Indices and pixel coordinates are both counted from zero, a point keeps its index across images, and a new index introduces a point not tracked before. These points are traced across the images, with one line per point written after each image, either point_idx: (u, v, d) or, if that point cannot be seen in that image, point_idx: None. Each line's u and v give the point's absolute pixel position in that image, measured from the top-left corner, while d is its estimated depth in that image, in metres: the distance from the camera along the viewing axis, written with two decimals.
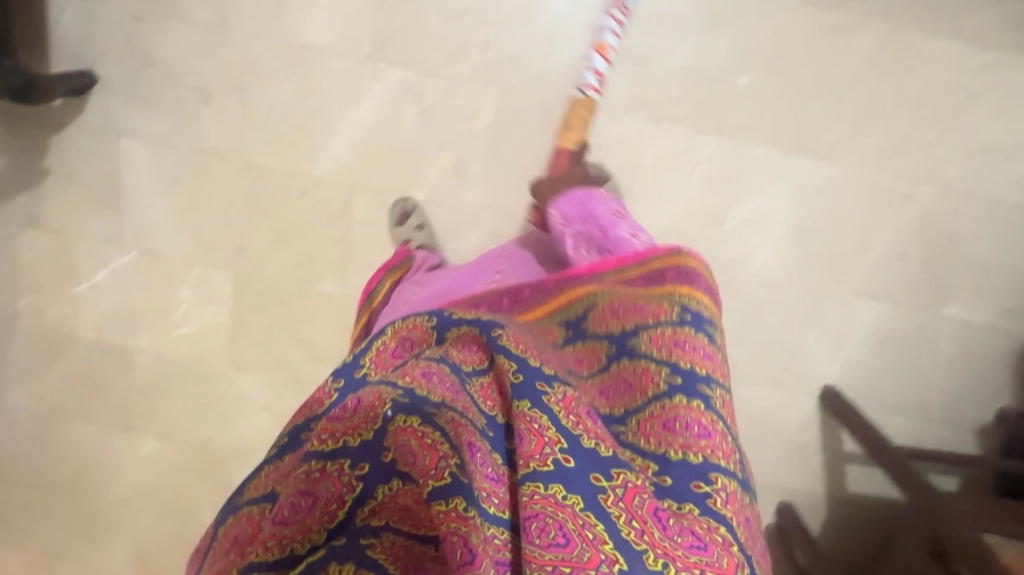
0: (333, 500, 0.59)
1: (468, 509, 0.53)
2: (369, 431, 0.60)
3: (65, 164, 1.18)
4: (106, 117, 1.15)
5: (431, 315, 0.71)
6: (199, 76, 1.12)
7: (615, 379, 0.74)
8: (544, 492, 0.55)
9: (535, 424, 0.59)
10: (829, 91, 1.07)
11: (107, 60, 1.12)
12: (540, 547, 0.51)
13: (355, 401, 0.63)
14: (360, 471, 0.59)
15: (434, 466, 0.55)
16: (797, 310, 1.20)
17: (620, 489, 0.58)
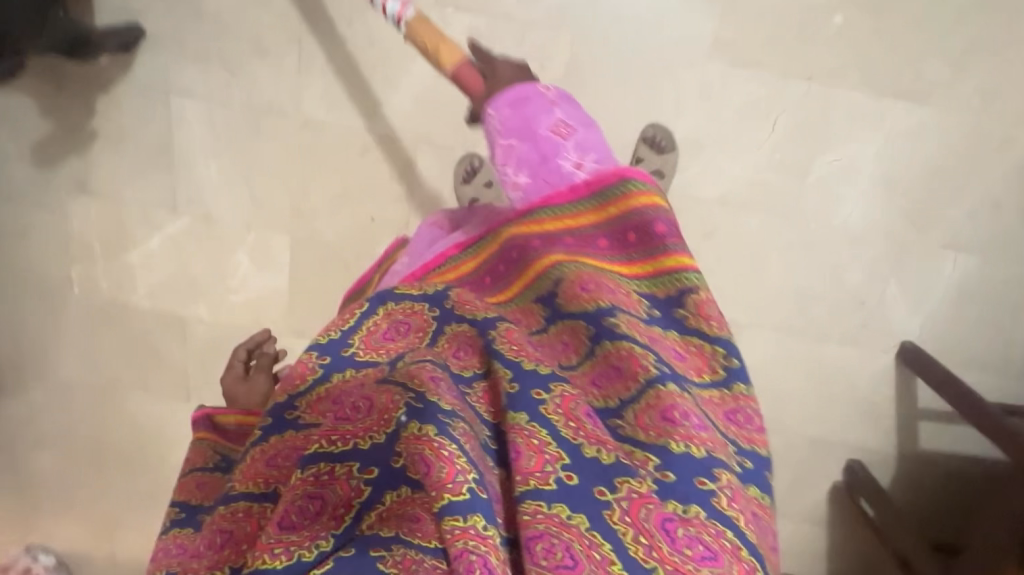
0: (341, 504, 0.46)
1: (487, 528, 0.42)
2: (385, 428, 0.49)
3: (114, 126, 1.13)
4: (156, 75, 1.09)
5: (433, 304, 0.66)
6: (254, 27, 1.06)
7: (601, 365, 0.59)
8: (549, 510, 0.46)
9: (533, 438, 0.50)
10: (924, 31, 1.01)
11: (156, 12, 1.06)
12: (547, 570, 0.43)
13: (364, 400, 0.53)
14: (370, 477, 0.47)
15: (452, 479, 0.43)
16: (879, 265, 1.16)
17: (626, 498, 0.48)
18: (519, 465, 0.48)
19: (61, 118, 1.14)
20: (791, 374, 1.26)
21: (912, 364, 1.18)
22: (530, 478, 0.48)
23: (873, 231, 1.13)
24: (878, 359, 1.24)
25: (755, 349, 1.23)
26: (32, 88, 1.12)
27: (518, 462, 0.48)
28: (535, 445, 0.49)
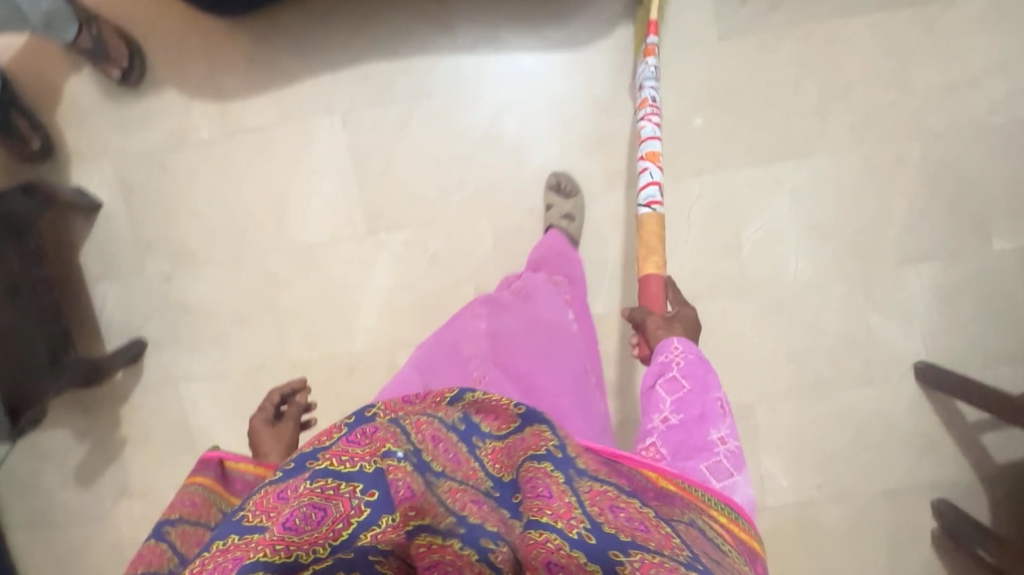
0: (339, 521, 0.50)
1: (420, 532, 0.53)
2: (381, 456, 0.53)
3: (139, 428, 1.27)
4: (163, 372, 1.25)
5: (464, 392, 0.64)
6: (230, 304, 1.22)
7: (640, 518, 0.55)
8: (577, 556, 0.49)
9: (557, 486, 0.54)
10: (781, 99, 1.12)
11: (150, 323, 1.23)
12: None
13: (372, 429, 0.56)
14: (370, 498, 0.51)
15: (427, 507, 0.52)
16: (850, 302, 1.17)
17: (637, 561, 0.49)
18: (543, 501, 0.53)
19: (95, 437, 1.28)
20: (826, 432, 1.22)
21: (934, 382, 1.14)
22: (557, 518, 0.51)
23: (829, 274, 1.17)
24: (903, 387, 1.20)
25: (776, 420, 1.22)
26: (68, 420, 1.28)
27: (540, 498, 0.53)
28: (561, 490, 0.54)
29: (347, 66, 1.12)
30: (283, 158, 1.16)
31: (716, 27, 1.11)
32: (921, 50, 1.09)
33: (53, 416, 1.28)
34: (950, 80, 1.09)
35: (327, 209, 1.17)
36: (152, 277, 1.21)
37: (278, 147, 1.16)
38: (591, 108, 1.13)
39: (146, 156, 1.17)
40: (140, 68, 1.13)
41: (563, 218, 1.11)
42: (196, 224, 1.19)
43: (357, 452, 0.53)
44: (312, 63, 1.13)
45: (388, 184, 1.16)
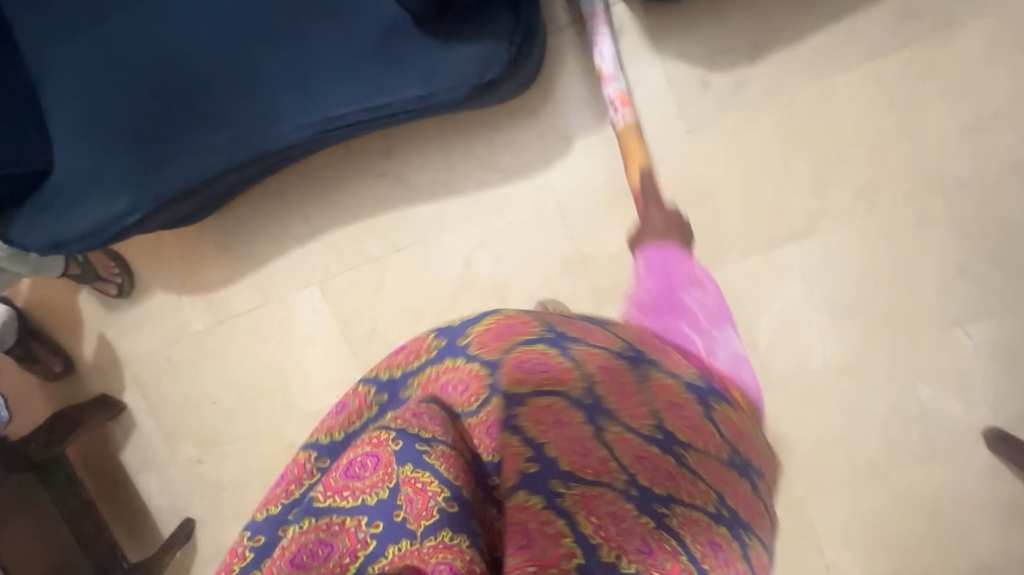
0: (348, 555, 0.43)
1: (455, 536, 0.42)
2: (387, 485, 0.45)
3: None
4: (214, 544, 1.30)
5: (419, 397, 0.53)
6: (259, 476, 1.25)
7: (568, 431, 0.50)
8: (622, 503, 0.48)
9: (419, 487, 0.44)
10: (771, 181, 1.01)
11: (193, 502, 1.28)
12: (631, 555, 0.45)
13: (369, 455, 0.47)
14: (376, 530, 0.44)
15: (425, 505, 0.43)
16: (893, 378, 1.05)
17: (679, 517, 0.50)
18: (586, 461, 0.48)
19: None
20: (895, 522, 1.10)
21: (1007, 457, 1.00)
22: (556, 396, 0.52)
23: (865, 355, 1.05)
24: (976, 460, 1.06)
25: (835, 512, 1.11)
26: None
27: (580, 457, 0.48)
28: (581, 430, 0.50)
29: (316, 238, 1.11)
30: (276, 334, 1.16)
31: (682, 117, 1.01)
32: (922, 97, 0.96)
33: None
34: (967, 121, 0.96)
35: (325, 376, 1.17)
36: (184, 461, 1.26)
37: (270, 326, 1.16)
38: (564, 230, 1.05)
39: (153, 353, 1.21)
40: (131, 278, 1.17)
41: None
42: (212, 407, 1.23)
43: (359, 486, 0.46)
44: (280, 241, 1.12)
45: (380, 343, 1.13)
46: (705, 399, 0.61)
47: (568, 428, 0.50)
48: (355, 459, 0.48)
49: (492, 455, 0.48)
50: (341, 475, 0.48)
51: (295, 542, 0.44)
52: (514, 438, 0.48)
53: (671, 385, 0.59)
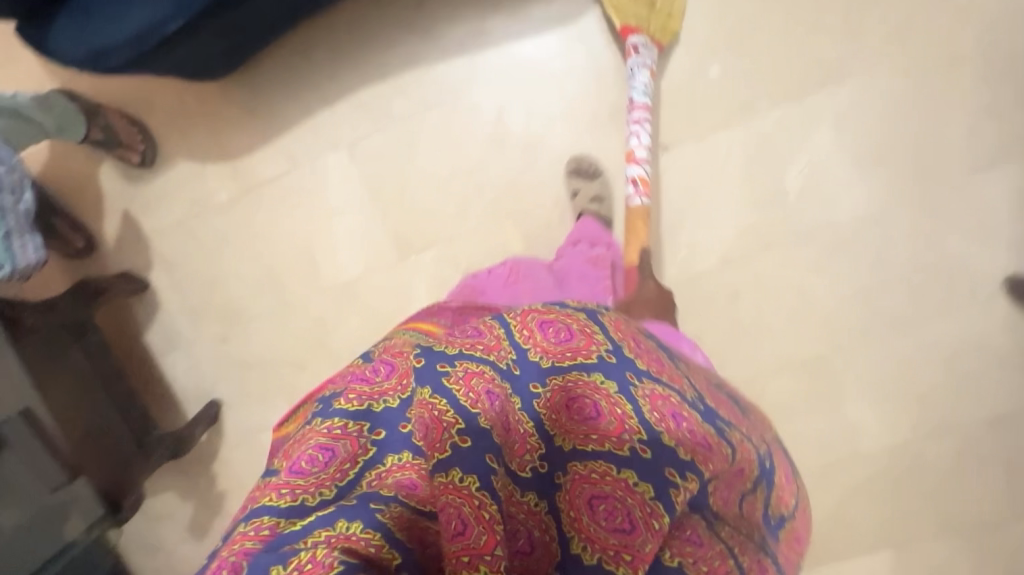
0: (348, 461, 0.53)
1: (465, 479, 0.47)
2: (395, 395, 0.56)
3: (233, 480, 1.33)
4: (242, 425, 1.30)
5: (427, 355, 0.55)
6: (286, 353, 1.24)
7: (588, 407, 0.54)
8: (614, 474, 0.52)
9: (432, 411, 0.50)
10: (797, 31, 1.06)
11: (219, 383, 1.28)
12: (605, 529, 0.50)
13: (387, 368, 0.60)
14: (377, 437, 0.54)
15: (439, 437, 0.49)
16: (919, 228, 1.07)
17: (689, 490, 0.51)
18: (591, 423, 0.53)
19: (198, 497, 1.36)
20: (918, 371, 1.13)
21: None
22: (581, 357, 0.56)
23: (893, 204, 1.06)
24: (998, 309, 1.09)
25: (858, 365, 1.14)
26: (172, 485, 1.37)
27: (590, 422, 0.54)
28: (611, 406, 0.54)
29: (348, 98, 1.12)
30: (302, 202, 1.16)
31: None
32: None
33: (158, 484, 1.37)
34: None
35: (354, 245, 1.17)
36: (210, 341, 1.26)
37: (297, 192, 1.15)
38: (596, 82, 1.07)
39: (178, 228, 1.20)
40: (152, 145, 1.17)
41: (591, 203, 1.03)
42: (237, 284, 1.22)
43: (366, 393, 0.57)
44: (313, 105, 1.13)
45: (410, 207, 1.14)
46: (716, 420, 0.59)
47: (591, 403, 0.54)
48: (382, 366, 0.61)
49: (546, 360, 0.56)
50: (357, 382, 0.59)
51: (313, 438, 0.54)
52: (569, 363, 0.56)
53: (669, 391, 0.58)
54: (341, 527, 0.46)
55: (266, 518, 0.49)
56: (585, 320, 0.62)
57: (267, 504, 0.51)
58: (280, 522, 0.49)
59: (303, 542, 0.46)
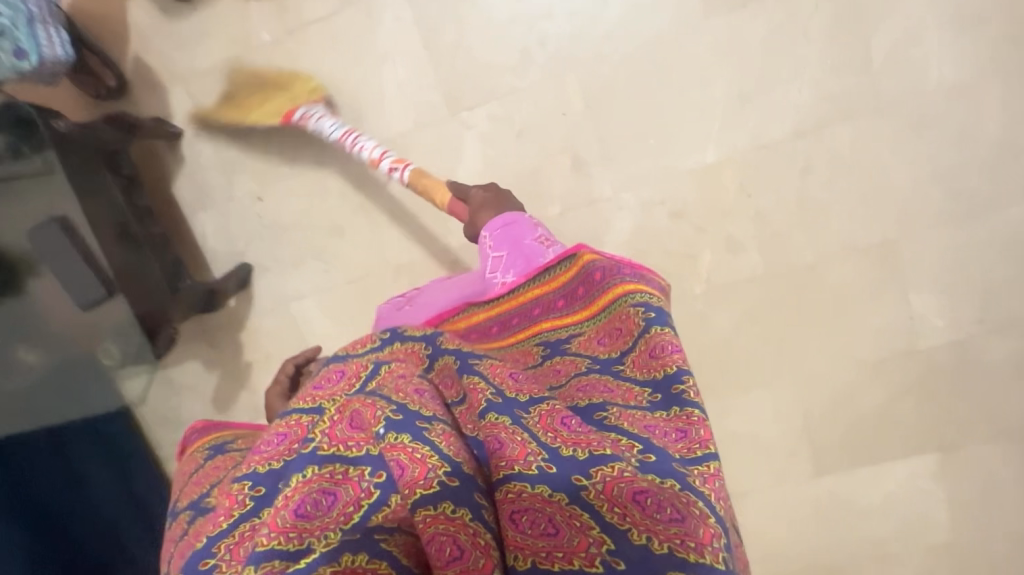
0: (351, 504, 0.51)
1: (457, 510, 0.51)
2: (375, 435, 0.55)
3: (262, 350, 1.30)
4: (273, 292, 1.25)
5: (461, 357, 0.68)
6: (325, 216, 1.19)
7: (598, 388, 0.68)
8: (530, 488, 0.52)
9: (515, 433, 0.55)
10: None
11: (251, 246, 1.22)
12: (533, 536, 0.51)
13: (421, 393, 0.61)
14: (381, 480, 0.52)
15: (424, 475, 0.51)
16: (1009, 103, 1.01)
17: (601, 483, 0.52)
18: (499, 453, 0.54)
19: (224, 367, 1.32)
20: (990, 261, 1.08)
21: None
22: (480, 402, 0.59)
23: (985, 75, 1.00)
24: None
25: (928, 254, 1.09)
26: (196, 354, 1.32)
27: (497, 452, 0.54)
28: (512, 436, 0.55)
29: None
30: (350, 46, 1.09)
31: None
32: None
33: (181, 352, 1.33)
34: None
35: (405, 96, 1.10)
36: (243, 199, 1.20)
37: (350, 33, 1.09)
38: None
39: (214, 72, 1.13)
40: None
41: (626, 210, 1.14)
42: (276, 136, 1.15)
43: (356, 435, 0.55)
44: None
45: (468, 57, 1.07)
46: (598, 415, 0.61)
47: (495, 437, 0.55)
48: (360, 412, 0.58)
49: (474, 431, 0.58)
50: (345, 427, 0.56)
51: (298, 491, 0.51)
52: (478, 424, 0.58)
53: (581, 379, 0.70)
54: (347, 561, 0.50)
55: (274, 561, 0.49)
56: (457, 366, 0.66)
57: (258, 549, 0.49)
58: (288, 563, 0.49)
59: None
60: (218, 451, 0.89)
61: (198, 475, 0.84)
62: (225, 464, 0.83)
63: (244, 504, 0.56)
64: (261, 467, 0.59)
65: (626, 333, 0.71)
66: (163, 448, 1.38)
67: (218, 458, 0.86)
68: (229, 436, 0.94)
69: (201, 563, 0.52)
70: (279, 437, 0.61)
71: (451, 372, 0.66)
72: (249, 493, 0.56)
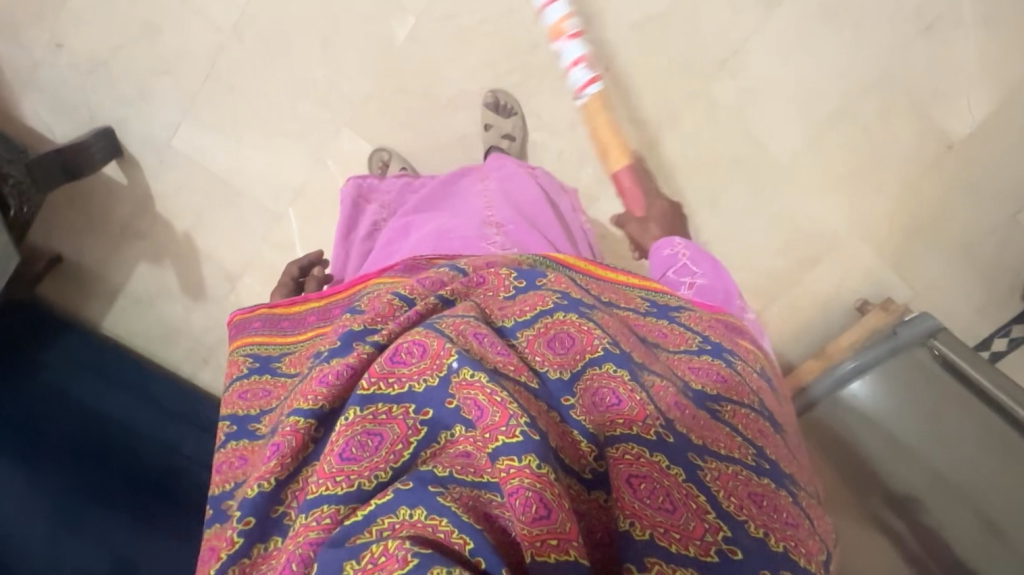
0: (399, 441, 0.50)
1: (543, 466, 0.44)
2: (444, 367, 0.53)
3: (185, 209, 1.17)
4: (146, 138, 1.12)
5: (518, 274, 0.69)
6: (131, 15, 1.06)
7: (705, 368, 0.65)
8: (649, 456, 0.51)
9: (636, 392, 0.55)
10: None
11: (91, 101, 1.09)
12: (652, 508, 0.48)
13: (479, 334, 0.58)
14: (428, 418, 0.51)
15: (506, 423, 0.47)
16: None
17: (713, 473, 0.54)
18: (616, 411, 0.53)
19: (169, 248, 1.19)
20: None
21: None
22: (590, 353, 0.58)
23: None
24: None
25: None
26: (130, 256, 1.21)
27: (614, 409, 0.54)
28: (629, 391, 0.55)
29: None
30: None
31: None
32: None
33: (118, 267, 1.22)
34: None
35: None
36: (47, 56, 1.07)
37: None
38: None
39: None
40: None
41: (508, 134, 1.07)
42: None
43: (405, 371, 0.54)
44: None
45: None
46: (707, 403, 0.61)
47: (595, 391, 0.55)
48: (415, 345, 0.55)
49: (559, 373, 0.56)
50: (386, 362, 0.54)
51: (345, 435, 0.50)
52: (581, 364, 0.57)
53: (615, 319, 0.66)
54: (404, 515, 0.44)
55: (326, 507, 0.47)
56: (512, 286, 0.68)
57: (318, 494, 0.48)
58: (340, 509, 0.47)
59: (370, 533, 0.44)
60: (268, 372, 0.75)
61: (242, 391, 0.73)
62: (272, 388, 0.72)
63: (308, 448, 0.54)
64: (305, 404, 0.55)
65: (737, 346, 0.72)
66: (181, 365, 1.29)
67: (253, 379, 0.74)
68: (269, 349, 0.79)
69: (272, 509, 0.53)
70: (348, 371, 0.56)
71: (535, 296, 0.66)
72: (313, 436, 0.54)
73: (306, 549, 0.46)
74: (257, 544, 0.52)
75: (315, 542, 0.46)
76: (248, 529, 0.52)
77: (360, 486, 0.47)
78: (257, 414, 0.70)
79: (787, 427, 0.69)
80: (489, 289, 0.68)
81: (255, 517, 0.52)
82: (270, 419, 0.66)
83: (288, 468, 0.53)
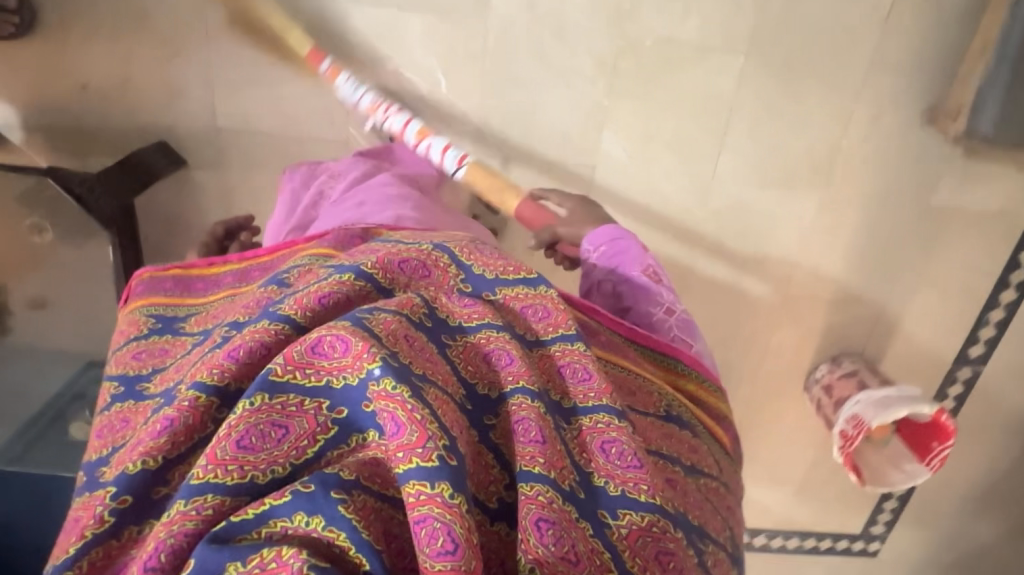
0: (303, 436, 0.46)
1: (457, 496, 0.42)
2: (362, 371, 0.47)
3: (260, 182, 1.12)
4: (195, 135, 1.09)
5: (466, 275, 0.64)
6: (114, 15, 1.01)
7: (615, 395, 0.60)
8: (561, 503, 0.47)
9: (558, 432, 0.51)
10: None
11: (137, 126, 1.08)
12: (556, 558, 0.44)
13: (405, 338, 0.52)
14: (341, 417, 0.48)
15: (422, 444, 0.44)
16: None
17: (626, 527, 0.50)
18: (535, 448, 0.49)
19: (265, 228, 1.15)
20: None
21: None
22: (521, 381, 0.53)
23: None
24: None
25: None
26: None
27: (535, 443, 0.49)
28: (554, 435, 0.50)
29: None
30: None
31: None
32: None
33: None
34: None
35: None
36: (81, 110, 1.07)
37: None
38: None
39: None
40: None
41: None
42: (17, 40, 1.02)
43: (323, 364, 0.48)
44: None
45: None
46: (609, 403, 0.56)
47: (520, 421, 0.50)
48: (328, 341, 0.49)
49: (488, 390, 0.54)
50: (304, 350, 0.49)
51: (246, 422, 0.45)
52: (505, 390, 0.53)
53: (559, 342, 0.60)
54: (299, 521, 0.42)
55: (208, 496, 0.43)
56: (459, 283, 0.63)
57: (206, 482, 0.43)
58: (224, 501, 0.43)
59: (258, 535, 0.42)
60: (168, 332, 0.75)
61: (144, 351, 0.72)
62: (177, 349, 0.71)
63: (206, 427, 0.49)
64: (207, 377, 0.50)
65: (645, 403, 0.65)
66: None
67: (151, 340, 0.73)
68: (172, 311, 0.78)
69: (154, 491, 0.49)
70: (262, 350, 0.51)
71: (479, 303, 0.60)
72: (213, 416, 0.50)
73: (176, 541, 0.42)
74: (129, 527, 0.48)
75: (191, 534, 0.42)
76: (120, 510, 0.47)
77: (253, 479, 0.44)
78: (147, 373, 0.69)
79: (703, 471, 0.63)
80: (431, 284, 0.62)
81: (131, 496, 0.48)
82: (162, 380, 0.66)
83: (177, 446, 0.49)
